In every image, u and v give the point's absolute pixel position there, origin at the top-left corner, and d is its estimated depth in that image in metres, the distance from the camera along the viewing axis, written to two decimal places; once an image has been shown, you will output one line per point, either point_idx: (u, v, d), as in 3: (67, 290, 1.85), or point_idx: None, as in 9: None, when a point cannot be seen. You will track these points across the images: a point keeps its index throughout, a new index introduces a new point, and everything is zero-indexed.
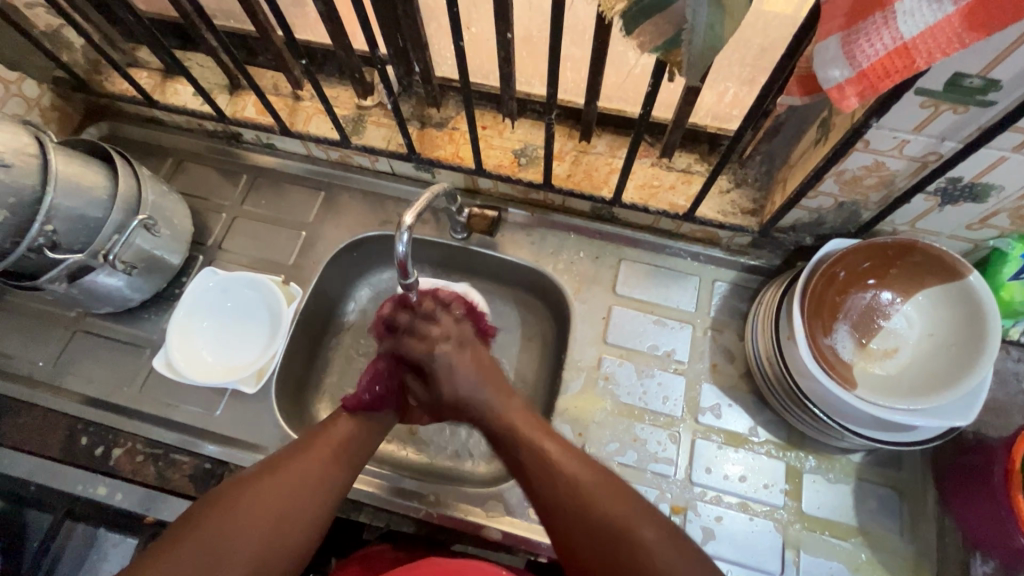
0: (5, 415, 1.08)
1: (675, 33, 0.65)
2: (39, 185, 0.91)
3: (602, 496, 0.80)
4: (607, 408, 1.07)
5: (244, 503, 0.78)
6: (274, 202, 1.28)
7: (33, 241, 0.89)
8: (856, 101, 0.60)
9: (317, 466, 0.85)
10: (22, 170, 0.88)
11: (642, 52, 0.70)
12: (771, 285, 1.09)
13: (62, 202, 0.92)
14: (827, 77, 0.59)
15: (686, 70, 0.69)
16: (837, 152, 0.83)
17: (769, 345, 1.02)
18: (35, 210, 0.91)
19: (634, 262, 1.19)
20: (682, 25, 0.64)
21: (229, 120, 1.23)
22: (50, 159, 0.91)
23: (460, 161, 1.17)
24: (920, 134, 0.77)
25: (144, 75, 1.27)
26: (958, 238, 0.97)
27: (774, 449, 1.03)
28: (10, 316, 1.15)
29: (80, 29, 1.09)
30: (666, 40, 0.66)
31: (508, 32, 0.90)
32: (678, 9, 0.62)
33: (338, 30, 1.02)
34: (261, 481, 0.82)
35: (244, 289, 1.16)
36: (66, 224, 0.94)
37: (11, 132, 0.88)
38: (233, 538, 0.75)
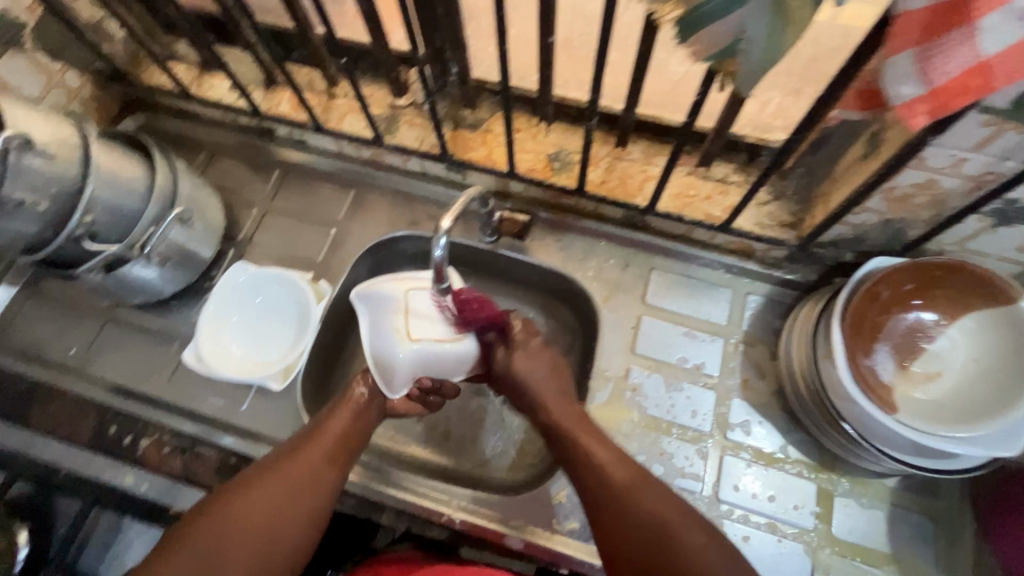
0: (37, 400, 1.09)
1: (731, 42, 0.63)
2: (81, 176, 0.92)
3: (645, 495, 0.80)
4: (634, 420, 1.05)
5: (241, 510, 0.78)
6: (305, 198, 1.28)
7: (74, 231, 0.90)
8: (926, 118, 0.60)
9: (312, 469, 0.84)
10: (65, 161, 0.89)
11: (693, 61, 0.68)
12: (807, 301, 1.06)
13: (102, 194, 0.93)
14: (897, 93, 0.60)
15: (739, 80, 0.67)
16: (889, 168, 0.80)
17: (805, 362, 0.99)
18: (74, 200, 0.91)
19: (665, 272, 1.17)
20: (740, 35, 0.62)
21: (264, 116, 1.23)
22: (91, 151, 0.91)
23: (493, 163, 1.16)
24: (979, 153, 0.74)
25: (182, 68, 1.29)
26: (1009, 261, 0.93)
27: (804, 470, 1.01)
28: (45, 303, 1.17)
29: (124, 21, 1.10)
30: (720, 49, 0.64)
31: (550, 36, 0.89)
32: (737, 18, 0.60)
33: (377, 29, 1.02)
34: (256, 485, 0.81)
35: (274, 285, 1.16)
36: (105, 215, 0.95)
37: (55, 122, 0.89)
38: (231, 546, 0.75)
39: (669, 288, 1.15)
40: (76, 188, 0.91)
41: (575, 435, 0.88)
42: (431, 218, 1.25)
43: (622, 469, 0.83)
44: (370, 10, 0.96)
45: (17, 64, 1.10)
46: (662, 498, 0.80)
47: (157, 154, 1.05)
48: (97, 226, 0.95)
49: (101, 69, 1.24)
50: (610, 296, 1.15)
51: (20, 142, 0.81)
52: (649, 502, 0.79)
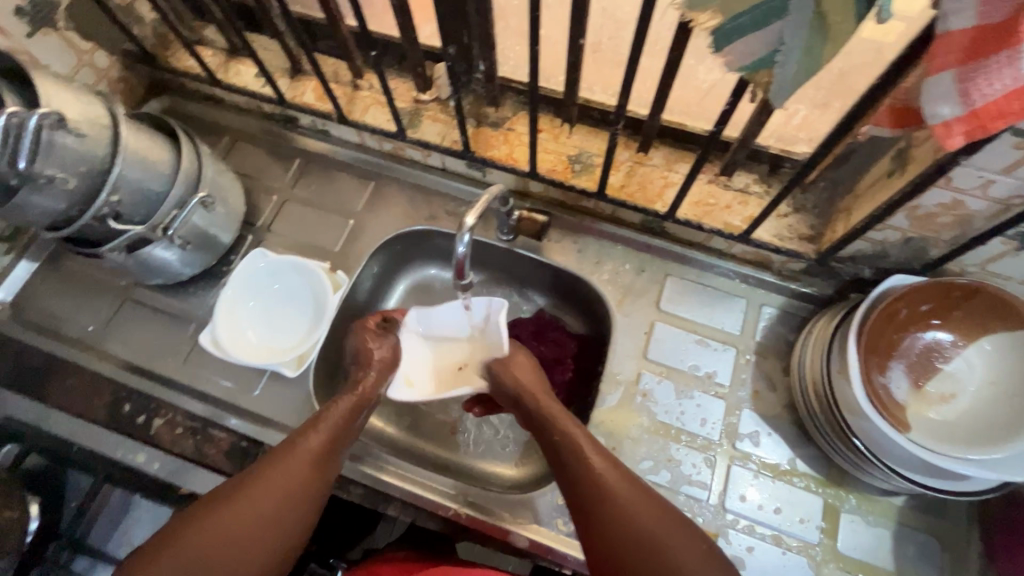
0: (52, 375, 1.10)
1: (768, 53, 0.63)
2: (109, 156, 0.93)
3: (629, 498, 0.82)
4: (643, 425, 1.05)
5: (233, 508, 0.82)
6: (325, 189, 1.29)
7: (100, 211, 0.92)
8: (962, 140, 0.60)
9: (299, 467, 0.87)
10: (95, 140, 0.90)
11: (726, 70, 0.68)
12: (823, 315, 1.06)
13: (128, 175, 0.94)
14: (934, 113, 0.60)
15: (773, 91, 0.66)
16: (915, 186, 0.80)
17: (818, 377, 0.99)
18: (102, 180, 0.92)
19: (680, 279, 1.17)
20: (777, 46, 0.62)
21: (289, 104, 1.24)
22: (121, 132, 0.92)
23: (514, 163, 1.16)
24: (1009, 176, 0.74)
25: (209, 53, 1.29)
26: None
27: (812, 483, 1.01)
28: (64, 279, 1.19)
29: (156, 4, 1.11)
30: (755, 60, 0.64)
31: (581, 38, 0.89)
32: (775, 29, 0.60)
33: (407, 23, 1.02)
34: (248, 485, 0.85)
35: (291, 273, 1.17)
36: (130, 196, 0.96)
37: (87, 102, 0.90)
38: (224, 541, 0.79)
39: (683, 295, 1.15)
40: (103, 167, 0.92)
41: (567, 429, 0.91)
42: (449, 214, 1.25)
43: (614, 476, 0.84)
44: (401, 4, 0.96)
45: (48, 42, 1.11)
46: (647, 506, 0.81)
47: (183, 137, 1.06)
48: (123, 207, 0.96)
49: (129, 51, 1.25)
50: (625, 300, 1.15)
51: (53, 120, 0.82)
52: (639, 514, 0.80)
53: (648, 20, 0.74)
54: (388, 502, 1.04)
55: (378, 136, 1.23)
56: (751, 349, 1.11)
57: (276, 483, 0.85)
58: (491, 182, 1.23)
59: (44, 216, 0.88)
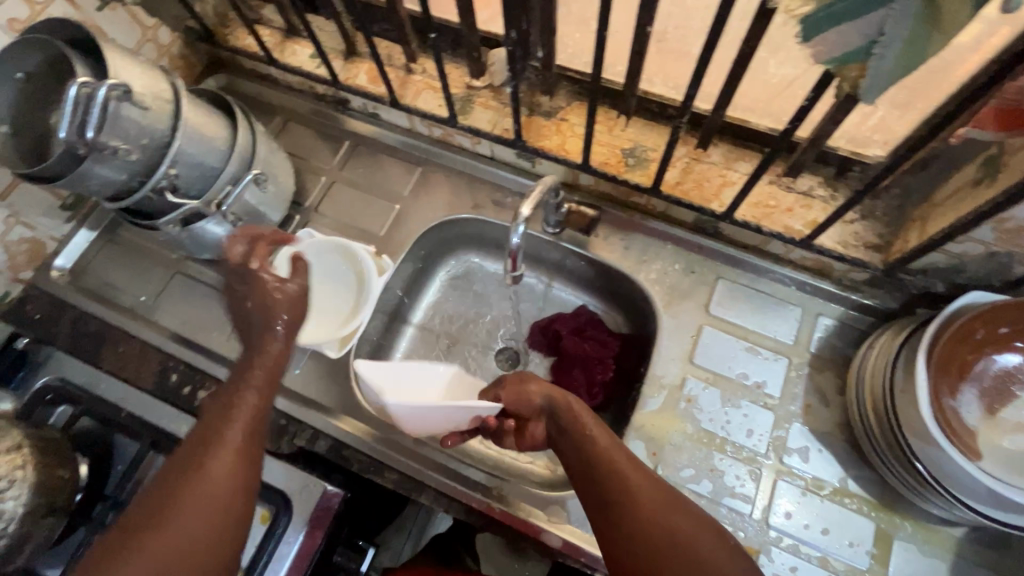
0: (106, 341, 1.14)
1: (863, 46, 0.59)
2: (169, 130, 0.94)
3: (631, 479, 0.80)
4: (686, 432, 1.01)
5: (165, 516, 0.74)
6: (372, 172, 1.28)
7: (159, 183, 0.93)
8: None
9: (232, 454, 0.80)
10: (157, 114, 0.91)
11: (813, 62, 0.63)
12: (886, 329, 0.99)
13: (187, 149, 0.95)
14: None
15: (865, 86, 0.62)
16: (1012, 196, 0.74)
17: (878, 395, 0.93)
18: (161, 153, 0.93)
19: (732, 282, 1.12)
20: (875, 38, 0.57)
21: (341, 86, 1.24)
22: (181, 106, 0.93)
23: (565, 154, 1.13)
24: None
25: (267, 32, 1.30)
26: None
27: (864, 506, 0.96)
28: (120, 250, 1.22)
29: None
30: (847, 52, 0.60)
31: (648, 26, 0.85)
32: (874, 19, 0.56)
33: (467, 7, 1.00)
34: (173, 479, 0.77)
35: (336, 254, 1.17)
36: (187, 170, 0.97)
37: (151, 76, 0.91)
38: (163, 540, 0.73)
39: (735, 300, 1.10)
40: (164, 140, 0.93)
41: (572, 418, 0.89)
42: (495, 204, 1.24)
43: (622, 458, 0.83)
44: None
45: (116, 17, 1.13)
46: (666, 503, 0.78)
47: (239, 115, 1.07)
48: (181, 181, 0.97)
49: (190, 28, 1.27)
50: (673, 301, 1.12)
51: (119, 91, 0.83)
52: (660, 511, 0.77)
53: (728, 6, 0.69)
54: (421, 491, 1.03)
55: (429, 121, 1.21)
56: (804, 360, 1.05)
57: (203, 479, 0.77)
58: (540, 172, 1.21)
59: (106, 186, 0.90)
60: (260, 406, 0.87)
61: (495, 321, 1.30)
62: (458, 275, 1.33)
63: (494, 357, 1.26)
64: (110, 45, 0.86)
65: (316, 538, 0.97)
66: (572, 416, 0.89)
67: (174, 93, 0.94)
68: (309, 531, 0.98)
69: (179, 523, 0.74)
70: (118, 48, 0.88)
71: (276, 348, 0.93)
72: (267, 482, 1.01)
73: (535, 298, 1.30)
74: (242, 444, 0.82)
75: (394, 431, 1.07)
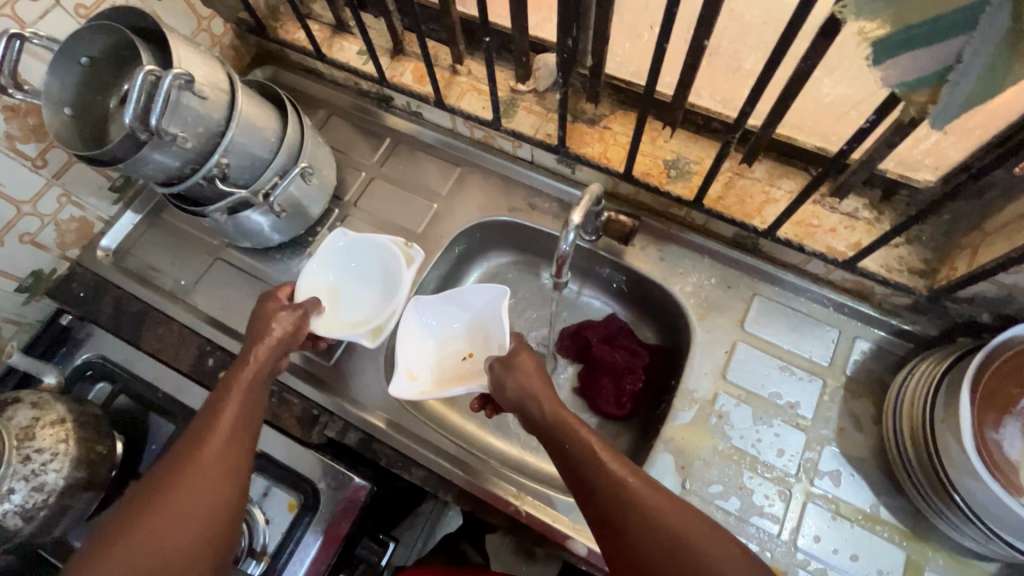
0: (146, 322, 1.17)
1: (937, 72, 0.59)
2: (224, 120, 0.95)
3: (651, 500, 0.76)
4: (716, 448, 1.01)
5: (155, 510, 0.76)
6: (412, 170, 1.30)
7: (211, 171, 0.95)
8: None
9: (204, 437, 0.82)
10: (214, 103, 0.93)
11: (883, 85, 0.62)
12: (927, 358, 0.98)
13: (239, 139, 0.97)
14: None
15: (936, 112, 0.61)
16: None
17: (917, 423, 0.92)
18: (215, 142, 0.95)
19: (769, 300, 1.11)
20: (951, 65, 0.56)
21: (387, 83, 1.26)
22: (237, 97, 0.95)
23: (607, 162, 1.13)
24: None
25: (316, 27, 1.32)
26: None
27: (895, 535, 0.94)
28: (163, 233, 1.25)
29: None
30: (919, 78, 0.60)
31: (705, 40, 0.85)
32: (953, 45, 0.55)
33: (520, 12, 1.01)
34: (165, 464, 0.80)
35: (358, 248, 1.15)
36: (238, 160, 0.99)
37: (210, 66, 0.93)
38: (156, 521, 0.75)
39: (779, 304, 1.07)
40: (219, 128, 0.95)
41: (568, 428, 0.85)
42: (533, 208, 1.24)
43: (632, 475, 0.79)
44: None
45: (174, 6, 1.16)
46: (671, 503, 0.76)
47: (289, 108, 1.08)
48: (232, 170, 0.99)
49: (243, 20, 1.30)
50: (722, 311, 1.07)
51: (181, 79, 0.85)
52: (668, 512, 0.75)
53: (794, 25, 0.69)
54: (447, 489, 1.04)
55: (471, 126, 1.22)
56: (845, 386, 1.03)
57: (196, 471, 0.79)
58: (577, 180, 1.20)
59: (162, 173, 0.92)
60: (245, 397, 0.88)
61: (525, 324, 1.30)
62: (490, 276, 1.34)
63: None
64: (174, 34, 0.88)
65: (341, 529, 0.98)
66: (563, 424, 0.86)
67: (229, 83, 0.95)
68: (335, 522, 0.99)
69: (175, 510, 0.76)
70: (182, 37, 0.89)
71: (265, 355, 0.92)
72: (297, 471, 1.03)
73: (566, 303, 1.30)
74: (231, 434, 0.84)
75: (422, 426, 1.08)
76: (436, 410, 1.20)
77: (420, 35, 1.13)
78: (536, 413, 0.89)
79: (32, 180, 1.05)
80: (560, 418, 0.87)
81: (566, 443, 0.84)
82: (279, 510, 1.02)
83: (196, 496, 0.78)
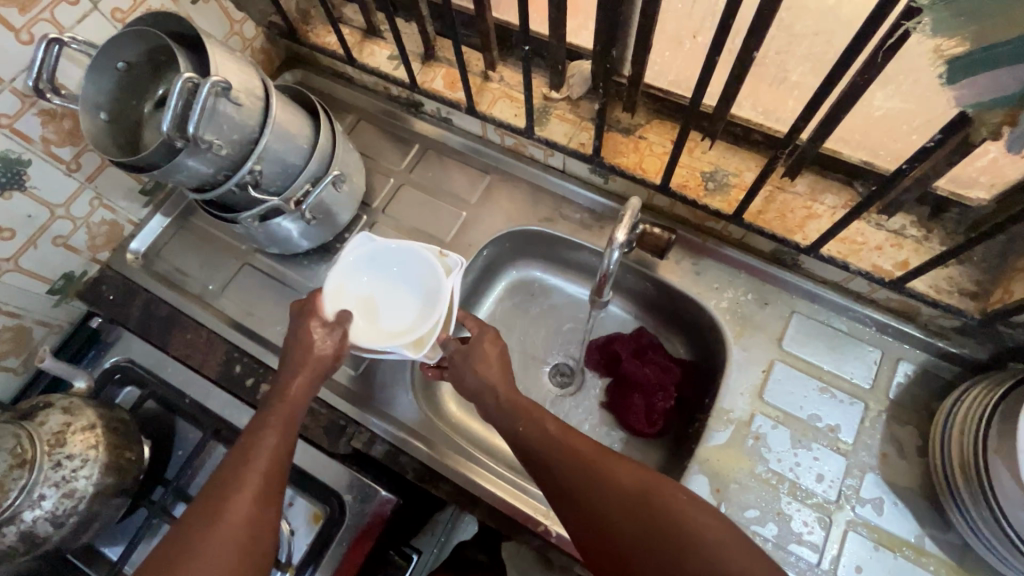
0: (175, 326, 1.16)
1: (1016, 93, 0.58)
2: (258, 127, 0.94)
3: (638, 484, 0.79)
4: (753, 470, 0.98)
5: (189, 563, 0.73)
6: (441, 177, 1.28)
7: (243, 178, 0.94)
8: None
9: (244, 476, 0.80)
10: (249, 111, 0.92)
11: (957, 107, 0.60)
12: (978, 383, 0.94)
13: (273, 146, 0.96)
14: None
15: None
16: None
17: (968, 453, 0.87)
18: (249, 149, 0.94)
19: (808, 318, 1.08)
20: None
21: (418, 89, 1.24)
22: (271, 104, 0.94)
23: (643, 173, 1.10)
24: None
25: (347, 31, 1.31)
26: None
27: (940, 568, 0.91)
28: (192, 236, 1.24)
29: None
30: (998, 97, 0.59)
31: (756, 51, 0.81)
32: None
33: (559, 20, 0.98)
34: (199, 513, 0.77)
35: (401, 264, 1.06)
36: (271, 167, 0.98)
37: (246, 73, 0.92)
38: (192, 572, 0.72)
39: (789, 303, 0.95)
40: (254, 136, 0.94)
41: (532, 413, 0.90)
42: (564, 218, 1.22)
43: (619, 463, 0.82)
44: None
45: (208, 10, 1.15)
46: (654, 481, 0.79)
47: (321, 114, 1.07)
48: (263, 178, 0.98)
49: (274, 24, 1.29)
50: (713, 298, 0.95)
51: (220, 86, 0.84)
52: (654, 491, 0.78)
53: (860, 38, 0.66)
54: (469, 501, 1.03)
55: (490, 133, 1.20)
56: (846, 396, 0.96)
57: (230, 509, 0.77)
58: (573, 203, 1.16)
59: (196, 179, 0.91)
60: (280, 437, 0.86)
61: (552, 335, 1.29)
62: (516, 285, 1.32)
63: (548, 371, 1.25)
64: (213, 40, 0.87)
65: (366, 544, 0.97)
66: (525, 414, 0.90)
67: (264, 91, 0.94)
68: (361, 536, 0.98)
69: (206, 553, 0.74)
70: (220, 43, 0.89)
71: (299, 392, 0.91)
72: (324, 483, 1.02)
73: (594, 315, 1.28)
74: (269, 472, 0.82)
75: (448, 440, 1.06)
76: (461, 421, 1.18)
77: (454, 42, 1.11)
78: (492, 402, 0.94)
79: (66, 182, 1.05)
80: (516, 403, 0.92)
81: (523, 426, 0.89)
82: (302, 522, 1.01)
83: (240, 530, 0.76)
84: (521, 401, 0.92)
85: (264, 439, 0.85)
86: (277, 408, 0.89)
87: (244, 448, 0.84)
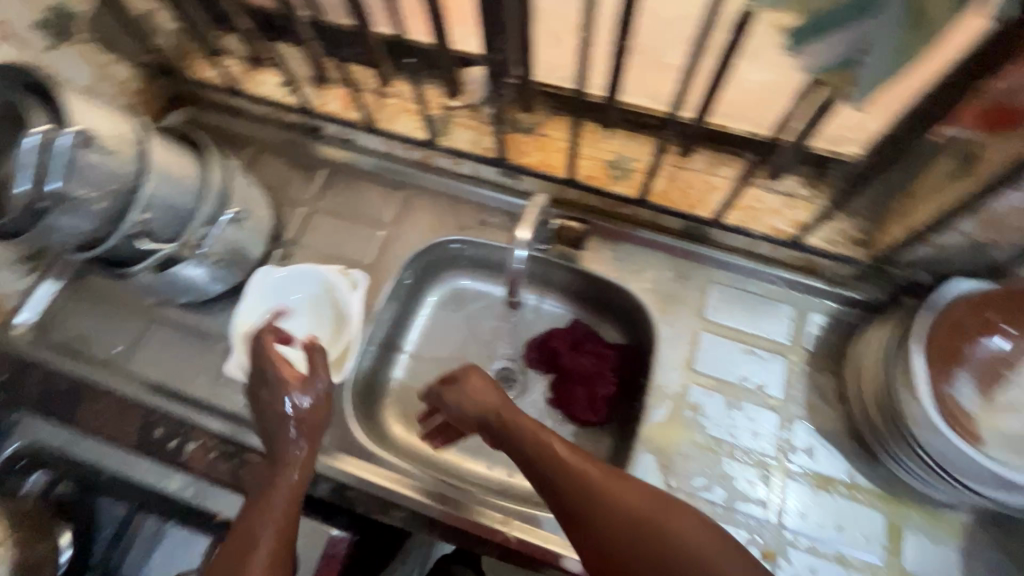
0: (77, 398, 1.07)
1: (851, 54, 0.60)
2: (136, 172, 0.88)
3: (601, 486, 0.79)
4: (694, 440, 1.01)
5: None
6: (352, 200, 1.25)
7: (130, 226, 0.88)
8: None
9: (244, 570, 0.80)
10: (123, 156, 0.86)
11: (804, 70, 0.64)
12: (879, 322, 1.01)
13: (157, 192, 0.90)
14: None
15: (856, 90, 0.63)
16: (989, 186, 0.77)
17: (880, 387, 0.94)
18: (130, 199, 0.88)
19: (725, 286, 1.12)
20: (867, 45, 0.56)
21: (314, 113, 1.22)
22: (149, 147, 0.88)
23: (550, 169, 1.14)
24: None
25: (232, 62, 1.27)
26: None
27: (872, 499, 0.97)
28: (89, 299, 1.16)
29: None
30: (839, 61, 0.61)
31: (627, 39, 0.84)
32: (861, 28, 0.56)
33: (440, 28, 0.98)
34: None
35: (301, 290, 1.15)
36: (160, 214, 0.92)
37: (114, 117, 0.86)
38: None
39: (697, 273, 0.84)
40: (135, 182, 0.88)
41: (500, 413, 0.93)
42: (482, 224, 1.21)
43: (578, 462, 0.83)
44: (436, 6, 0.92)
45: (68, 55, 1.07)
46: (614, 477, 0.80)
47: (209, 152, 1.02)
48: (155, 223, 0.92)
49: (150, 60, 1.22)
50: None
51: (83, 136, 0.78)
52: (614, 489, 0.79)
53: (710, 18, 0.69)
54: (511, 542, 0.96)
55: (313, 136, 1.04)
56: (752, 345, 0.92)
57: None
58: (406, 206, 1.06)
59: (75, 239, 0.85)
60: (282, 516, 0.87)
61: (487, 340, 1.25)
62: (447, 297, 1.30)
63: (490, 378, 1.22)
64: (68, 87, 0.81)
65: None
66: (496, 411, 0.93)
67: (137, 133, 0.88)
68: None
69: None
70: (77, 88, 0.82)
71: (295, 478, 0.92)
72: None
73: (528, 314, 1.27)
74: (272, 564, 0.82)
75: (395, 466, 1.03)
76: (409, 444, 1.15)
77: None
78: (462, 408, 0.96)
79: None
80: (487, 402, 0.95)
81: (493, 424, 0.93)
82: None
83: None
84: (491, 400, 0.95)
85: (259, 530, 0.84)
86: (271, 498, 0.89)
87: (241, 540, 0.84)
